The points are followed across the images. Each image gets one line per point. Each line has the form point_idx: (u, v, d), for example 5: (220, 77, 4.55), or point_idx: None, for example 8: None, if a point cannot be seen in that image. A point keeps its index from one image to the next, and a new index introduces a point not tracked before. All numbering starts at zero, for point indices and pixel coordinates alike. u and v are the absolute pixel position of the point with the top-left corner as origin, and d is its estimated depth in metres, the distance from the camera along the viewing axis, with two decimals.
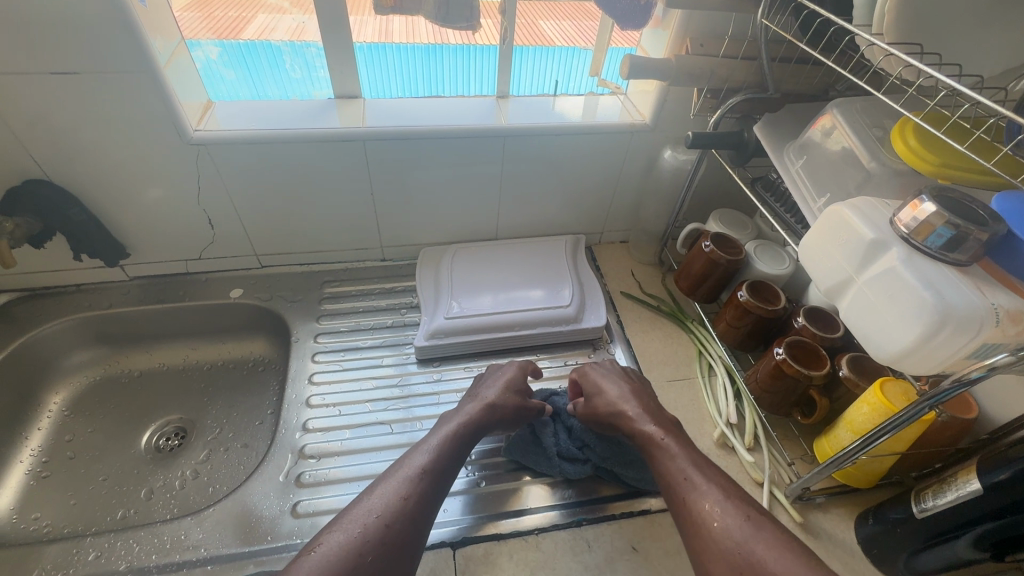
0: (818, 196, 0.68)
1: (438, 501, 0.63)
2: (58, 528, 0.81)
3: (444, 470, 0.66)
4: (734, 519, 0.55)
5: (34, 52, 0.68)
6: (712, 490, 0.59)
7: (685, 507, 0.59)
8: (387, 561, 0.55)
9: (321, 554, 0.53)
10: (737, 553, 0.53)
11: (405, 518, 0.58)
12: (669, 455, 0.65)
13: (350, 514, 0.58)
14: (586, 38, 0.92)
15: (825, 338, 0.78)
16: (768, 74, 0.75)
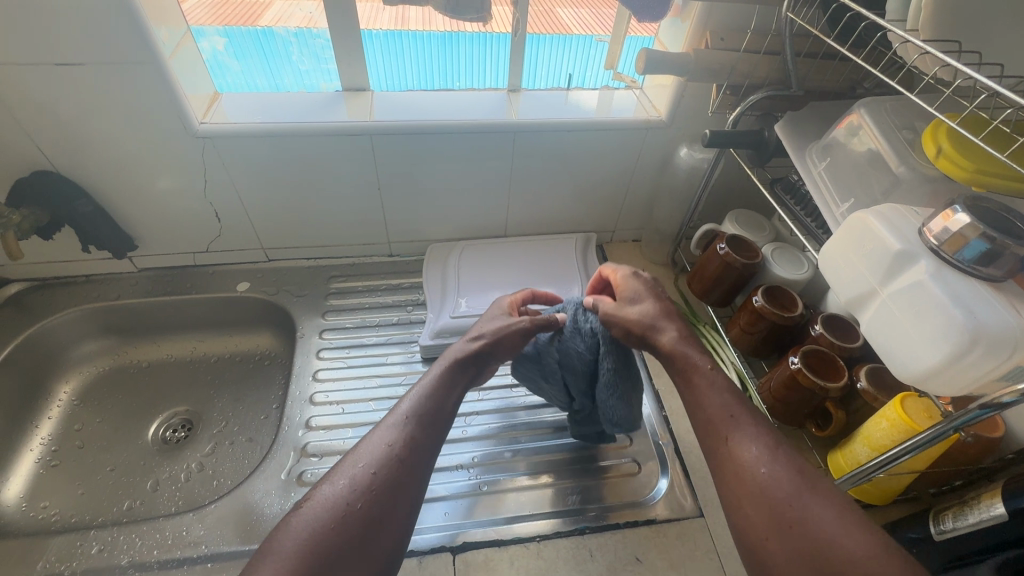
0: (842, 201, 0.65)
1: (434, 443, 0.60)
2: (66, 517, 0.82)
3: (439, 408, 0.62)
4: (785, 470, 0.51)
5: (38, 42, 0.67)
6: (758, 437, 0.55)
7: (724, 452, 0.55)
8: (379, 509, 0.54)
9: (308, 508, 0.53)
10: (788, 504, 0.50)
11: (395, 465, 0.57)
12: (713, 391, 0.59)
13: (341, 467, 0.58)
14: (603, 25, 0.88)
15: (843, 348, 0.75)
16: (792, 70, 0.72)
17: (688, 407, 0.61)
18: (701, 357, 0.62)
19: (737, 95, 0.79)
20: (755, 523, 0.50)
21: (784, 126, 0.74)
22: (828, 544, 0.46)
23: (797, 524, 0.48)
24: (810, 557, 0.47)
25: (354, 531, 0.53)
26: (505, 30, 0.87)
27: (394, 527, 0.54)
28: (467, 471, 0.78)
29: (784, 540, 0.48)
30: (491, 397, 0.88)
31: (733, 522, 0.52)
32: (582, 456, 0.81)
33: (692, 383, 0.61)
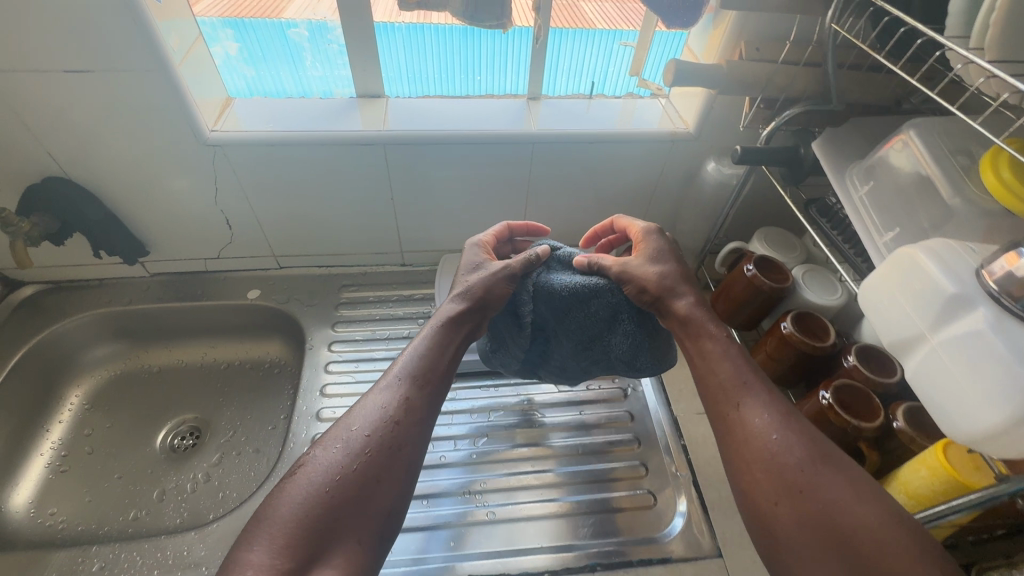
0: (886, 229, 0.60)
1: (429, 403, 0.61)
2: (72, 526, 0.81)
3: (432, 369, 0.63)
4: (796, 437, 0.51)
5: (47, 49, 0.65)
6: (770, 406, 0.54)
7: (735, 421, 0.54)
8: (377, 470, 0.56)
9: (304, 475, 0.54)
10: (796, 471, 0.49)
11: (390, 427, 0.58)
12: (722, 358, 0.59)
13: (334, 433, 0.58)
14: (629, 19, 0.82)
15: (879, 383, 0.70)
16: (834, 83, 0.66)
17: (697, 375, 0.60)
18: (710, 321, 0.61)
19: (772, 109, 0.74)
20: (765, 492, 0.50)
21: (821, 146, 0.69)
22: (842, 515, 0.46)
23: (810, 497, 0.48)
24: (820, 524, 0.47)
25: (353, 492, 0.54)
26: (528, 24, 0.81)
27: (394, 485, 0.56)
28: (476, 498, 0.75)
29: (794, 509, 0.48)
30: (503, 419, 0.85)
31: (740, 490, 0.52)
32: (595, 485, 0.77)
33: (705, 349, 0.60)
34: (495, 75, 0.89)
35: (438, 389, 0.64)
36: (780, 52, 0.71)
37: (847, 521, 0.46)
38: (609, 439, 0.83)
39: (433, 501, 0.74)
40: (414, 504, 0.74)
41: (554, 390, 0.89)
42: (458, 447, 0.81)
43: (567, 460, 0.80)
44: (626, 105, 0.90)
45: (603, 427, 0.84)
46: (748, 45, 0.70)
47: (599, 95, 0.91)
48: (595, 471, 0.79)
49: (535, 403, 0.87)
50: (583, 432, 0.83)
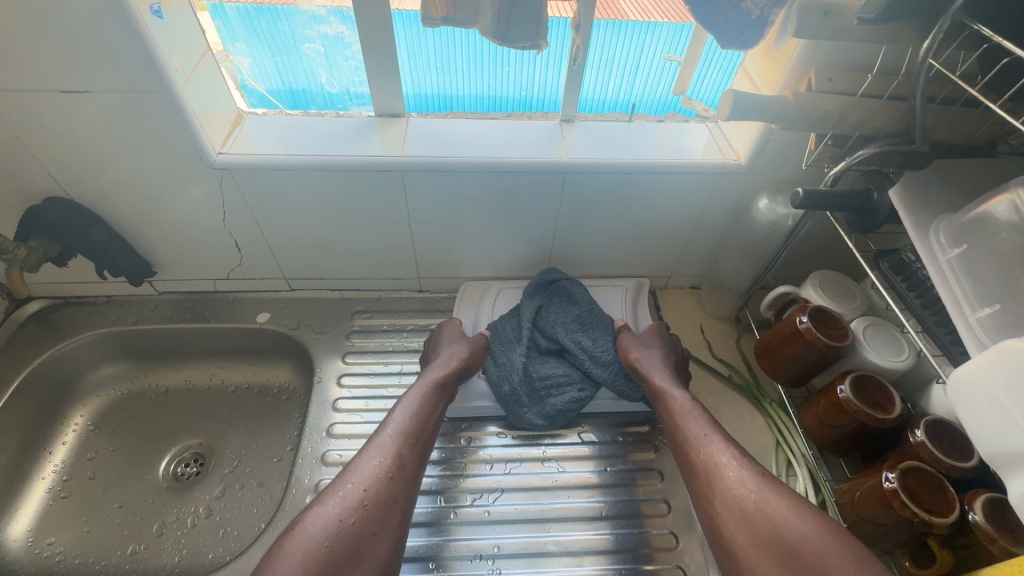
0: (982, 303, 0.51)
1: (420, 459, 0.66)
2: (69, 558, 0.78)
3: (423, 427, 0.68)
4: (748, 472, 0.60)
5: (42, 68, 0.61)
6: (724, 444, 0.63)
7: (696, 458, 0.64)
8: (372, 524, 0.58)
9: (302, 530, 0.56)
10: (751, 501, 0.58)
11: (385, 481, 0.61)
12: (690, 417, 0.68)
13: (331, 488, 0.60)
14: (664, 10, 0.70)
15: (952, 467, 0.61)
16: (920, 121, 0.56)
17: (663, 420, 0.70)
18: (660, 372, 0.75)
19: (842, 147, 0.65)
20: (726, 522, 0.58)
21: (899, 193, 0.59)
22: (792, 539, 0.54)
23: (766, 526, 0.55)
24: (771, 541, 0.55)
25: (350, 546, 0.56)
26: (565, 14, 0.69)
27: (388, 538, 0.58)
28: (488, 563, 0.69)
29: (749, 535, 0.56)
30: (519, 472, 0.78)
31: (706, 520, 0.60)
32: (616, 554, 0.71)
33: (665, 398, 0.71)
34: (522, 67, 0.77)
35: (427, 445, 0.68)
36: (859, 84, 0.62)
37: (802, 549, 0.53)
38: (635, 501, 0.75)
39: (442, 565, 0.69)
40: (420, 566, 0.69)
41: (576, 440, 0.81)
42: (470, 502, 0.74)
43: (587, 523, 0.73)
44: (668, 130, 0.81)
45: (629, 487, 0.77)
46: (818, 75, 0.63)
47: (639, 114, 0.83)
48: (617, 538, 0.72)
49: (555, 454, 0.80)
50: (606, 492, 0.76)
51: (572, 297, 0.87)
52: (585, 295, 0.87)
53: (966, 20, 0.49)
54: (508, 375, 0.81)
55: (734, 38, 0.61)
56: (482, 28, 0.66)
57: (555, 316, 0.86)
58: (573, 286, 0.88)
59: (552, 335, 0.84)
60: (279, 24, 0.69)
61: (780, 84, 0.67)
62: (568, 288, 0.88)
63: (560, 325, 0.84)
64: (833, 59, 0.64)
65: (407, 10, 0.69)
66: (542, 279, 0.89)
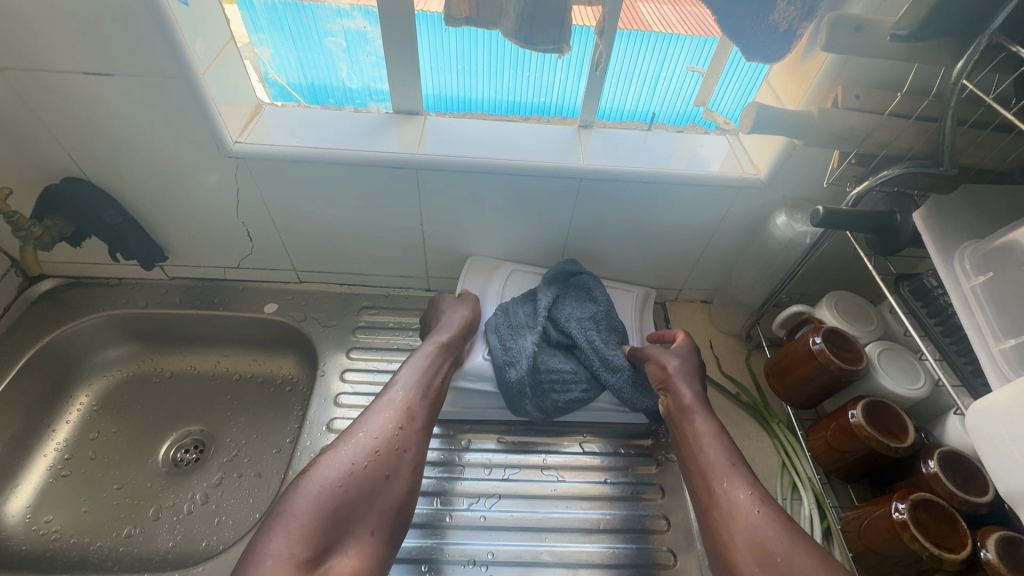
0: (1006, 334, 0.50)
1: (429, 414, 0.69)
2: (65, 537, 0.78)
3: (429, 385, 0.71)
4: (771, 511, 0.58)
5: (66, 49, 0.61)
6: (749, 481, 0.61)
7: (717, 490, 0.61)
8: (385, 468, 0.62)
9: (319, 471, 0.60)
10: (772, 544, 0.55)
11: (397, 432, 0.65)
12: (708, 442, 0.65)
13: (347, 433, 0.64)
14: (690, 27, 0.69)
15: (964, 501, 0.59)
16: (949, 144, 0.55)
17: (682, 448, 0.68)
18: (689, 393, 0.71)
19: (866, 166, 0.64)
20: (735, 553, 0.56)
21: (923, 216, 0.58)
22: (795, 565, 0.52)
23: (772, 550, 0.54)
24: None
25: (363, 487, 0.60)
26: (588, 22, 0.69)
27: (400, 482, 0.63)
28: (481, 569, 0.68)
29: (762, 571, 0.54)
30: (517, 479, 0.77)
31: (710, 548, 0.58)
32: (609, 570, 0.69)
33: (689, 424, 0.68)
34: (543, 73, 0.76)
35: (435, 401, 0.71)
36: (888, 103, 0.61)
37: None
38: (635, 516, 0.74)
39: (433, 568, 0.68)
40: (411, 568, 0.68)
41: (578, 449, 0.80)
42: (466, 506, 0.73)
43: (583, 534, 0.72)
44: (687, 141, 0.80)
45: (629, 501, 0.75)
46: (845, 92, 0.61)
47: (658, 124, 0.82)
48: (611, 553, 0.71)
49: (555, 463, 0.79)
50: (602, 504, 0.75)
51: (589, 288, 0.85)
52: (600, 288, 0.85)
53: (1003, 42, 0.47)
54: (516, 362, 0.77)
55: (760, 51, 0.60)
56: (504, 30, 0.65)
57: (568, 310, 0.83)
58: (590, 278, 0.86)
59: (563, 329, 0.82)
60: (301, 16, 0.70)
61: (807, 98, 0.65)
62: (586, 278, 0.86)
63: (574, 320, 0.82)
64: (862, 76, 0.62)
65: (432, 12, 0.69)
66: (561, 263, 0.86)
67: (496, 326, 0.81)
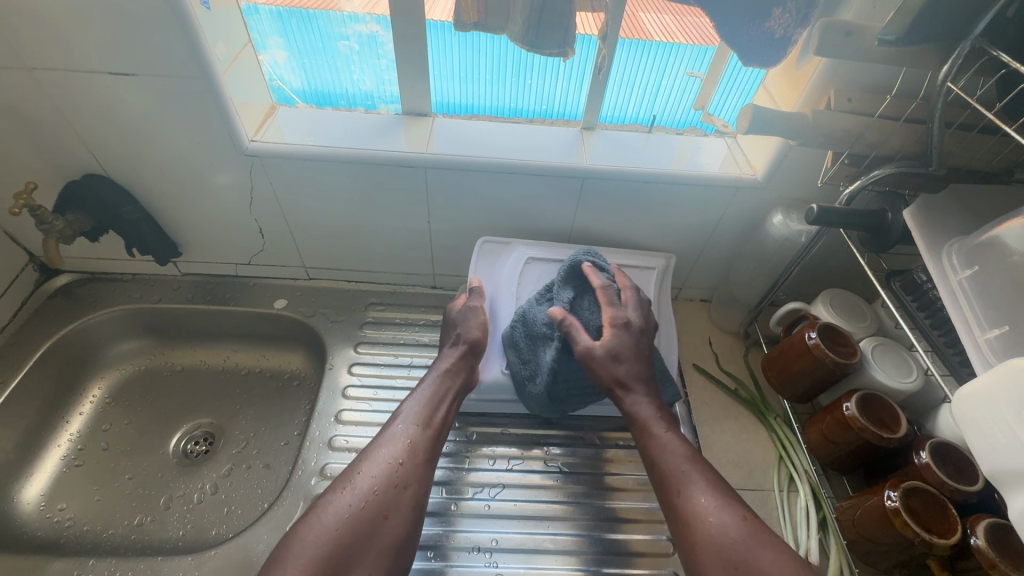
0: (991, 325, 0.52)
1: (432, 446, 0.69)
2: (78, 525, 0.80)
3: (433, 416, 0.71)
4: (731, 517, 0.59)
5: (93, 50, 0.64)
6: (707, 488, 0.62)
7: (678, 498, 0.62)
8: (383, 508, 0.63)
9: (317, 515, 0.61)
10: (731, 550, 0.57)
11: (395, 468, 0.65)
12: (666, 449, 0.66)
13: (346, 474, 0.66)
14: (690, 37, 0.72)
15: (955, 490, 0.61)
16: (937, 144, 0.58)
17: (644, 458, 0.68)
18: (649, 405, 0.70)
19: (858, 166, 0.66)
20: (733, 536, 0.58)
21: (913, 214, 0.60)
22: None
23: None
24: None
25: (361, 529, 0.61)
26: (591, 32, 0.72)
27: (399, 521, 0.63)
28: (485, 556, 0.70)
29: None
30: (521, 469, 0.79)
31: None
32: (610, 557, 0.71)
33: (644, 433, 0.69)
34: (546, 82, 0.80)
35: (439, 431, 0.71)
36: (878, 105, 0.63)
37: None
38: (636, 506, 0.76)
39: (439, 554, 0.70)
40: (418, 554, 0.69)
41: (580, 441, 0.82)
42: (471, 496, 0.75)
43: (585, 523, 0.74)
44: (686, 143, 0.82)
45: (629, 492, 0.77)
46: (838, 95, 0.64)
47: (659, 127, 0.85)
48: (612, 541, 0.72)
49: (558, 454, 0.81)
50: (603, 495, 0.77)
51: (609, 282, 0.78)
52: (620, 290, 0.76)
53: (985, 47, 0.50)
54: (536, 374, 0.76)
55: (756, 57, 0.62)
56: (511, 35, 0.68)
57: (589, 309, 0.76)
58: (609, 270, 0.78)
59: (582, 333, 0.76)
60: (316, 21, 0.72)
61: (802, 101, 0.68)
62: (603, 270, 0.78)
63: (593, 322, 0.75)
64: (854, 80, 0.64)
65: (437, 20, 0.72)
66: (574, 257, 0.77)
67: (514, 338, 0.78)
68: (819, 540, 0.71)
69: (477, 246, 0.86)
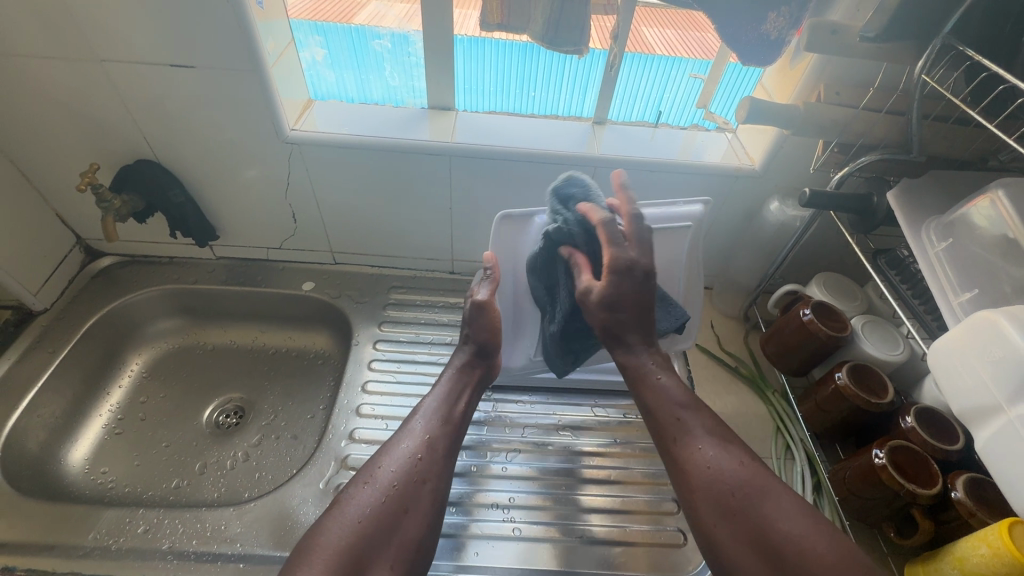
0: (963, 289, 0.58)
1: (449, 442, 0.70)
2: (120, 486, 0.86)
3: (451, 413, 0.73)
4: (728, 462, 0.63)
5: (158, 44, 0.71)
6: (705, 436, 0.66)
7: (674, 444, 0.67)
8: (403, 502, 0.63)
9: (340, 508, 0.61)
10: (725, 492, 0.61)
11: (415, 462, 0.66)
12: (662, 398, 0.70)
13: (367, 469, 0.66)
14: (690, 47, 0.81)
15: (938, 449, 0.66)
16: (916, 134, 0.65)
17: (643, 408, 0.72)
18: (648, 358, 0.73)
19: (846, 154, 0.73)
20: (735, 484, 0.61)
21: (896, 197, 0.67)
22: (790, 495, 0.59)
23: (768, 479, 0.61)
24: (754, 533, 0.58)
25: (382, 523, 0.61)
26: (601, 46, 0.80)
27: (419, 515, 0.63)
28: (503, 513, 0.75)
29: (729, 526, 0.59)
30: (534, 437, 0.84)
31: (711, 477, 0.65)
32: (620, 515, 0.76)
33: (644, 384, 0.72)
34: (552, 90, 0.89)
35: (456, 428, 0.72)
36: (862, 98, 0.70)
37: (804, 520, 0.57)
38: (643, 470, 0.81)
39: (460, 510, 0.75)
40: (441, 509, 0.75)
41: (591, 413, 0.88)
42: (490, 459, 0.81)
43: (595, 486, 0.79)
44: (689, 137, 0.89)
45: (636, 457, 0.83)
46: (827, 89, 0.71)
47: (664, 124, 0.91)
48: (621, 501, 0.78)
49: (570, 425, 0.86)
50: (612, 460, 0.82)
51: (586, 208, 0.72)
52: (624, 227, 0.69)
53: (952, 43, 0.57)
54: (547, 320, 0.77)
55: (755, 58, 0.68)
56: (532, 33, 0.75)
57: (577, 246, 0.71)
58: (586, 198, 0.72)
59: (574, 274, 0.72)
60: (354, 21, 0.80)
61: (796, 94, 0.75)
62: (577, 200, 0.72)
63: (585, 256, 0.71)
64: (842, 76, 0.71)
65: (464, 36, 0.81)
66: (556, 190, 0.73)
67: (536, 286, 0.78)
68: (814, 502, 0.76)
69: (493, 226, 0.76)
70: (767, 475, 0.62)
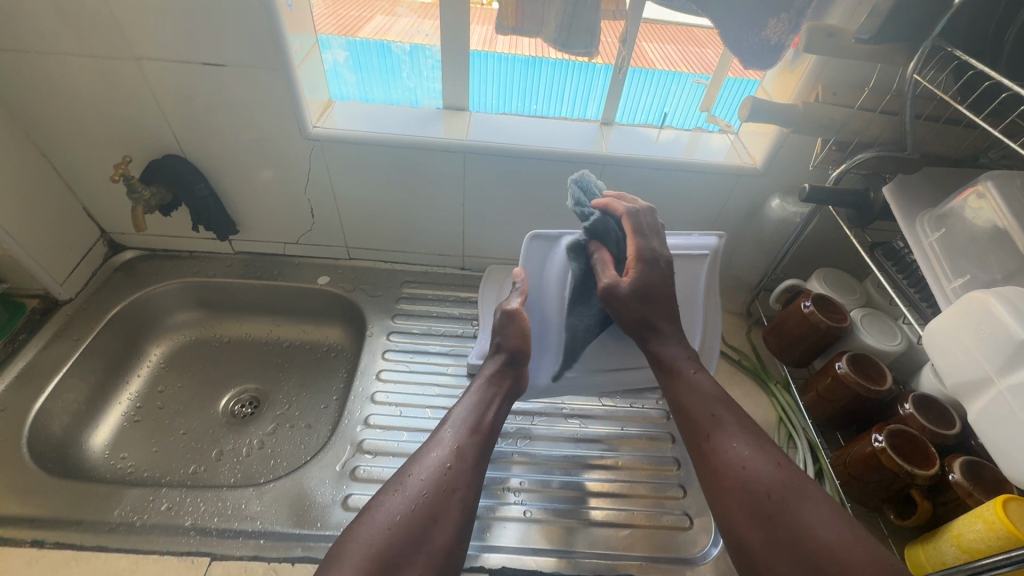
0: (956, 276, 0.61)
1: (478, 452, 0.69)
2: (138, 471, 0.88)
3: (480, 422, 0.72)
4: (766, 465, 0.62)
5: (192, 43, 0.75)
6: (741, 437, 0.65)
7: (706, 443, 0.67)
8: (432, 512, 0.62)
9: (371, 514, 0.61)
10: (762, 496, 0.60)
11: (445, 471, 0.65)
12: (693, 394, 0.70)
13: (397, 478, 0.65)
14: (690, 63, 0.87)
15: (935, 433, 0.68)
16: (910, 131, 0.69)
17: (675, 405, 0.72)
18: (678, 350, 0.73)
19: (843, 152, 0.77)
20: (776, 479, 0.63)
21: (892, 191, 0.70)
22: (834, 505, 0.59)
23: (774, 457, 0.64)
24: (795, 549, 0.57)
25: (411, 532, 0.60)
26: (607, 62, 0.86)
27: (448, 526, 0.62)
28: (514, 496, 0.77)
29: (764, 534, 0.59)
30: (543, 425, 0.87)
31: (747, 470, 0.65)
32: (627, 499, 0.78)
33: (675, 386, 0.71)
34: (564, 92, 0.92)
35: (485, 438, 0.71)
36: (858, 98, 0.74)
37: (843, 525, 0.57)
38: (649, 457, 0.84)
39: None
40: None
41: (599, 403, 0.91)
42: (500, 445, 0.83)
43: (603, 472, 0.81)
44: (694, 137, 0.93)
45: (643, 445, 0.85)
46: (825, 89, 0.74)
47: (668, 126, 0.94)
48: (628, 486, 0.80)
49: (578, 414, 0.89)
50: (620, 448, 0.85)
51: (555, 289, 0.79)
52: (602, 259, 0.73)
53: (942, 44, 0.62)
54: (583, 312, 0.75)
55: (757, 60, 0.72)
56: (546, 36, 0.80)
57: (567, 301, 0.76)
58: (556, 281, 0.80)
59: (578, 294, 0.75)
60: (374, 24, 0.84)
61: (795, 95, 0.79)
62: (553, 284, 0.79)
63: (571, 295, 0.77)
64: (840, 78, 0.75)
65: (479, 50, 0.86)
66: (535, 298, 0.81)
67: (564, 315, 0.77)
68: (815, 488, 0.78)
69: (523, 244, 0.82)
70: (803, 478, 0.62)
